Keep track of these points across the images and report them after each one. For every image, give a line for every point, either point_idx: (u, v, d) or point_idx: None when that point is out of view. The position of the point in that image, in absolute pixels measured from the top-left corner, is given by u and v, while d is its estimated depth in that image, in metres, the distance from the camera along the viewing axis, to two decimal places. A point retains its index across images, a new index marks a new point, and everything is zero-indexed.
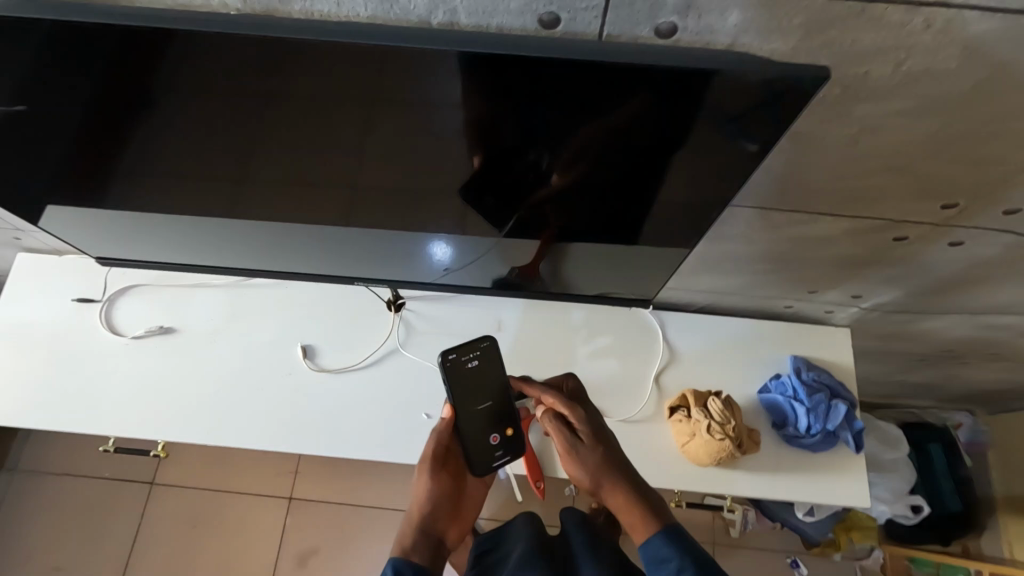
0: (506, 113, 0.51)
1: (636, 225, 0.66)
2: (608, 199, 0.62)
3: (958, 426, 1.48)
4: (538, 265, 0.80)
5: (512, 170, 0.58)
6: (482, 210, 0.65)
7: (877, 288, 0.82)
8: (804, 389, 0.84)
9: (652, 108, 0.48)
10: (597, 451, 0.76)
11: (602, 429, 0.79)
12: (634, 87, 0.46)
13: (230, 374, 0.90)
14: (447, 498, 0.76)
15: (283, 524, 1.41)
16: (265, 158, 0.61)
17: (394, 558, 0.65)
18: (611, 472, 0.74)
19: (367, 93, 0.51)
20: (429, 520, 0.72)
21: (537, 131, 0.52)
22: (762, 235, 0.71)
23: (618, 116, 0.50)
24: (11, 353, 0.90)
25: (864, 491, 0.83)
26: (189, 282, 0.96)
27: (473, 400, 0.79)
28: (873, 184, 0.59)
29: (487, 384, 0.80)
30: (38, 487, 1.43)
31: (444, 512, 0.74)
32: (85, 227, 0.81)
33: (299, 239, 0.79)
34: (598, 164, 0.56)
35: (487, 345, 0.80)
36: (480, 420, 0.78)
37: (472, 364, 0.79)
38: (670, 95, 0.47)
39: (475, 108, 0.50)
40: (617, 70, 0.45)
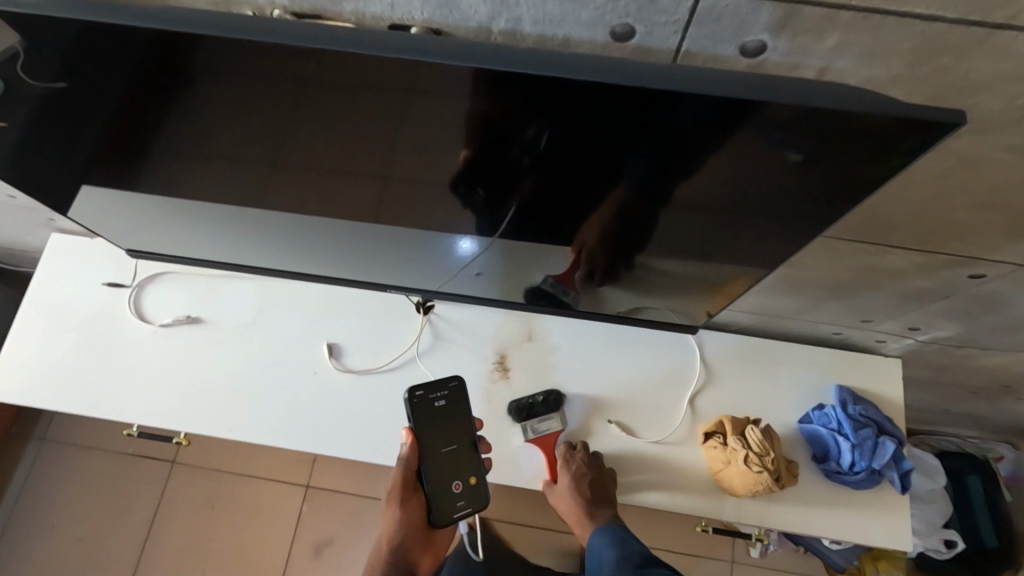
0: (526, 106, 0.45)
1: (648, 229, 0.62)
2: (641, 201, 0.57)
3: (998, 458, 1.41)
4: (573, 274, 0.76)
5: (509, 170, 0.55)
6: (471, 202, 0.62)
7: (940, 323, 0.77)
8: (849, 423, 0.80)
9: (719, 128, 0.44)
10: (571, 503, 0.79)
11: (586, 482, 0.80)
12: (674, 111, 0.43)
13: (254, 370, 0.88)
14: (415, 528, 0.77)
15: (299, 512, 1.41)
16: (304, 150, 0.59)
17: None
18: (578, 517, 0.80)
19: (405, 86, 0.46)
20: (397, 554, 0.76)
21: (539, 140, 0.50)
22: (822, 262, 0.67)
23: (645, 134, 0.46)
24: (46, 332, 0.90)
25: (905, 534, 0.79)
26: (220, 272, 0.94)
27: (438, 440, 0.75)
28: (957, 220, 0.54)
29: (450, 428, 0.76)
30: (64, 459, 1.46)
31: (411, 544, 0.77)
32: (121, 214, 0.80)
33: (331, 235, 0.77)
34: (640, 167, 0.51)
35: (457, 385, 0.77)
36: (442, 464, 0.74)
37: (440, 403, 0.76)
38: (731, 123, 0.43)
39: (484, 112, 0.48)
40: (650, 94, 0.41)
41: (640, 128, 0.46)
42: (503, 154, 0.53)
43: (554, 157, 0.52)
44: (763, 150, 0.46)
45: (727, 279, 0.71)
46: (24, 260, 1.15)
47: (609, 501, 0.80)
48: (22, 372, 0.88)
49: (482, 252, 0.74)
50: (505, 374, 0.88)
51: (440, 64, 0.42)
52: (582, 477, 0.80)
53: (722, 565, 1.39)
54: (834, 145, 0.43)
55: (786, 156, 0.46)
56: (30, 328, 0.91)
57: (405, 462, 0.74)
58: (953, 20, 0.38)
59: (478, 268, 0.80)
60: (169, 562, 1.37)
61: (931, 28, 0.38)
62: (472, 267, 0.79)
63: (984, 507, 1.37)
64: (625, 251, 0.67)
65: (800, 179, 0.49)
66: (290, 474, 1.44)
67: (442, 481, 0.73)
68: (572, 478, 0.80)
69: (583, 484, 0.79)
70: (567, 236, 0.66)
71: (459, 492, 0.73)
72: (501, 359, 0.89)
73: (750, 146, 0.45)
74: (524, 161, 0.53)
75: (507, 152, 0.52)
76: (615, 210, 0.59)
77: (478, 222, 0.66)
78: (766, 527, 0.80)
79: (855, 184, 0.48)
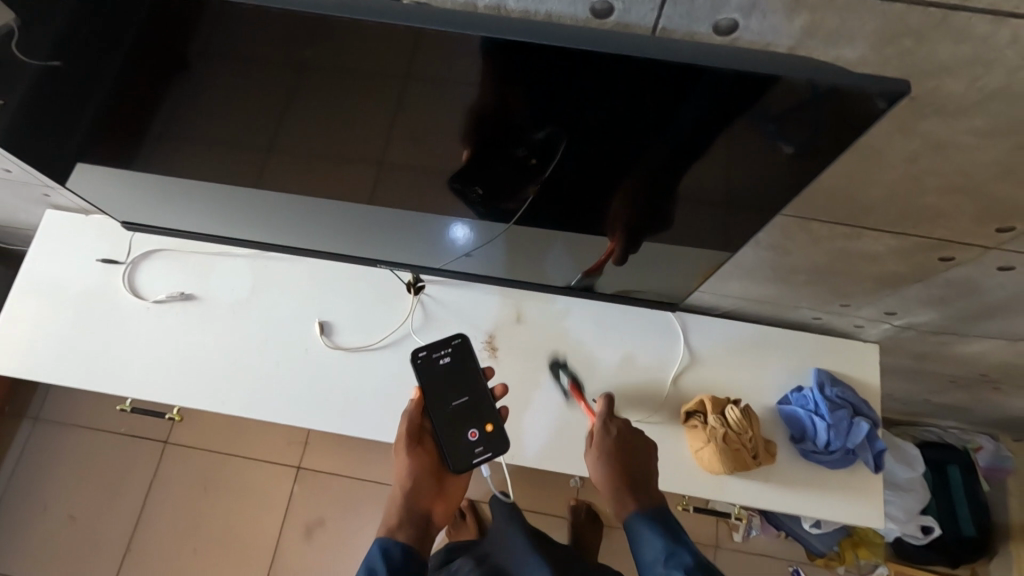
0: (521, 93, 0.47)
1: (657, 225, 0.66)
2: (640, 194, 0.60)
3: (979, 449, 1.44)
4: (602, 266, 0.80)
5: (525, 172, 0.59)
6: (467, 199, 0.66)
7: (915, 308, 0.79)
8: (826, 404, 0.82)
9: (705, 105, 0.45)
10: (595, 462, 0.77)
11: (609, 440, 0.77)
12: (681, 98, 0.45)
13: (249, 346, 0.90)
14: (429, 473, 0.73)
15: (291, 492, 1.43)
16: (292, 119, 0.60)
17: (380, 539, 0.66)
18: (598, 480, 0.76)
19: (398, 61, 0.48)
20: (410, 497, 0.70)
21: (553, 129, 0.51)
22: (798, 245, 0.69)
23: (652, 125, 0.49)
24: (41, 307, 0.92)
25: (877, 512, 0.81)
26: (214, 251, 0.95)
27: (446, 393, 0.76)
28: (925, 202, 0.56)
29: (457, 382, 0.77)
30: (57, 438, 1.47)
31: (425, 488, 0.71)
32: (115, 189, 0.81)
33: (325, 213, 0.78)
34: (637, 155, 0.53)
35: (460, 342, 0.79)
36: (454, 414, 0.75)
37: (444, 360, 0.78)
38: (719, 99, 0.44)
39: (497, 97, 0.49)
40: (666, 79, 0.43)
41: (650, 116, 0.48)
42: (507, 146, 0.55)
43: (565, 153, 0.55)
44: (761, 140, 0.48)
45: (708, 260, 0.73)
46: (20, 236, 1.15)
47: (640, 469, 0.75)
48: (18, 346, 0.89)
49: (471, 231, 0.76)
50: (494, 353, 0.90)
51: (456, 47, 0.44)
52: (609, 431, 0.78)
53: (705, 549, 1.41)
54: (830, 135, 0.46)
55: (777, 148, 0.49)
56: (25, 303, 0.92)
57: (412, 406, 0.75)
58: (912, 2, 0.39)
59: (468, 248, 0.81)
60: (162, 539, 1.39)
61: (893, 10, 0.40)
62: (464, 247, 0.81)
63: (962, 496, 1.39)
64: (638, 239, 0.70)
65: (780, 161, 0.51)
66: (281, 455, 1.46)
67: (457, 430, 0.74)
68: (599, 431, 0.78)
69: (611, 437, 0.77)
70: (561, 220, 0.68)
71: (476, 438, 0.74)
72: (489, 339, 0.91)
73: (748, 137, 0.48)
74: (531, 161, 0.56)
75: (515, 144, 0.54)
76: (628, 202, 0.62)
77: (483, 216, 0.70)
78: (743, 504, 0.82)
79: (825, 162, 0.50)
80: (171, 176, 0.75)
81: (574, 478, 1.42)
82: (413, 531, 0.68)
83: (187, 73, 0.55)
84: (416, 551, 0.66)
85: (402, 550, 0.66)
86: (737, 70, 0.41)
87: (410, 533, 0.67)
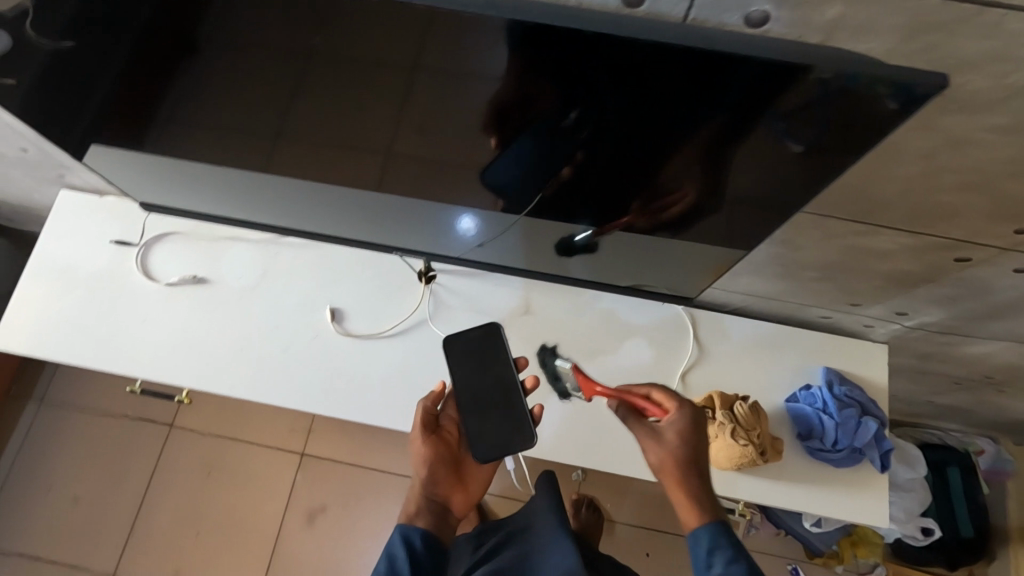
0: (553, 78, 0.47)
1: (679, 215, 0.66)
2: (667, 185, 0.60)
3: (981, 452, 1.44)
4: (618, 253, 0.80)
5: (555, 159, 0.59)
6: (492, 187, 0.66)
7: (926, 308, 0.79)
8: (834, 403, 0.82)
9: (735, 96, 0.45)
10: (684, 450, 0.64)
11: (699, 428, 0.66)
12: (698, 89, 0.45)
13: (261, 330, 0.90)
14: (449, 462, 0.73)
15: (294, 478, 1.44)
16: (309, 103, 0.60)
17: (400, 525, 0.67)
18: (682, 475, 0.63)
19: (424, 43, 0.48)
20: (429, 486, 0.70)
21: (569, 117, 0.52)
22: (813, 243, 0.69)
23: (666, 116, 0.49)
24: (53, 287, 0.92)
25: (882, 511, 0.82)
26: (226, 235, 0.96)
27: (471, 381, 0.75)
28: (944, 201, 0.56)
29: (485, 369, 0.76)
30: (64, 419, 1.48)
31: (444, 476, 0.72)
32: (132, 170, 0.82)
33: (341, 199, 0.78)
34: (666, 144, 0.54)
35: (491, 331, 0.77)
36: (480, 402, 0.74)
37: (473, 347, 0.77)
38: (752, 91, 0.44)
39: (515, 83, 0.49)
40: (686, 68, 0.44)
41: (665, 107, 0.48)
42: (537, 132, 0.55)
43: (595, 140, 0.55)
44: (769, 136, 0.49)
45: (722, 253, 0.73)
46: (31, 217, 1.16)
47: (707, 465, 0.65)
48: (30, 325, 0.90)
49: (485, 221, 0.76)
50: None
51: (480, 29, 0.44)
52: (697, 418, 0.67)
53: None
54: (836, 132, 0.47)
55: (786, 145, 0.50)
56: (38, 282, 0.92)
57: (429, 397, 0.76)
58: None
59: (482, 236, 0.82)
60: (166, 522, 1.40)
61: (925, 4, 0.40)
62: (479, 235, 0.82)
63: (961, 497, 1.40)
64: (676, 221, 0.67)
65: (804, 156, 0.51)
66: (285, 442, 1.47)
67: (476, 419, 0.73)
68: (685, 414, 0.66)
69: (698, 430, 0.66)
70: (572, 208, 0.68)
71: (495, 428, 0.73)
72: None
73: (757, 132, 0.49)
74: (561, 147, 0.56)
75: (544, 131, 0.54)
76: (659, 180, 0.60)
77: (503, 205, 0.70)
78: (748, 500, 0.82)
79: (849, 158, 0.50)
80: (187, 159, 0.75)
81: (574, 472, 1.46)
82: (432, 518, 0.68)
83: (209, 53, 0.55)
84: (434, 537, 0.67)
85: (423, 540, 0.65)
86: (759, 59, 0.41)
87: (429, 521, 0.68)
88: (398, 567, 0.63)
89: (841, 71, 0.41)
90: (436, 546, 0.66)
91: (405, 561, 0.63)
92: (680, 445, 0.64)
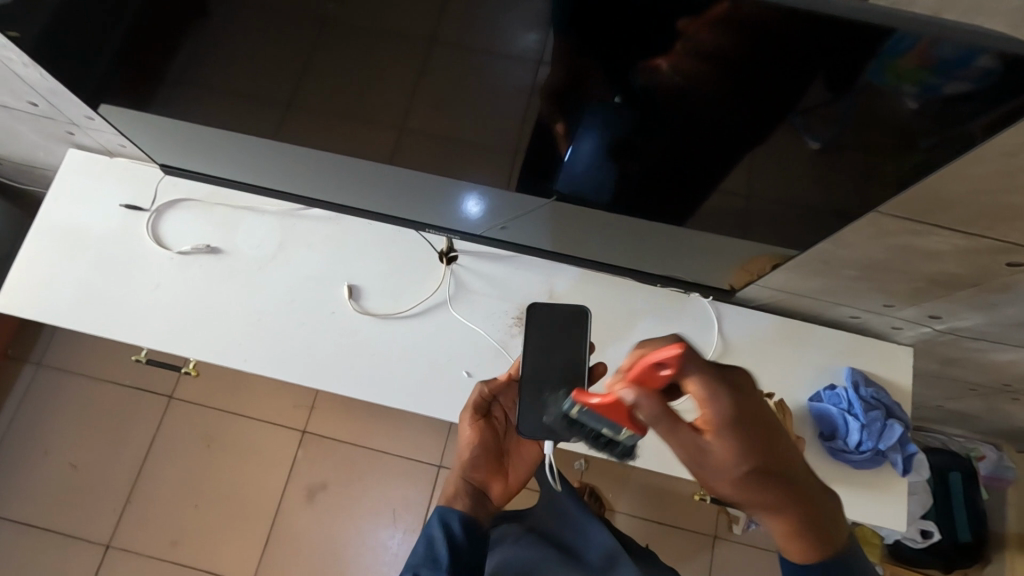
0: (600, 47, 0.47)
1: (717, 203, 0.64)
2: (685, 169, 0.60)
3: (981, 458, 1.43)
4: (651, 242, 0.78)
5: (579, 140, 0.59)
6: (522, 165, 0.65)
7: (963, 312, 0.77)
8: (860, 404, 0.80)
9: (778, 74, 0.46)
10: (752, 473, 0.50)
11: (751, 437, 0.51)
12: (725, 83, 0.48)
13: (277, 303, 0.88)
14: (488, 450, 0.80)
15: (294, 455, 1.42)
16: (350, 63, 0.57)
17: (440, 505, 0.75)
18: (764, 505, 0.51)
19: None
20: (468, 470, 0.79)
21: (605, 103, 0.53)
22: (858, 239, 0.67)
23: (692, 108, 0.51)
24: (60, 249, 0.89)
25: (900, 514, 0.81)
26: (242, 204, 0.93)
27: (540, 357, 0.71)
28: (1010, 202, 0.54)
29: (560, 346, 0.71)
30: (61, 385, 1.45)
31: (483, 463, 0.80)
32: (151, 131, 0.79)
33: (367, 174, 0.76)
34: (694, 128, 0.54)
35: (573, 313, 0.73)
36: (544, 377, 0.69)
37: (554, 324, 0.73)
38: (796, 69, 0.45)
39: (574, 55, 0.49)
40: (724, 57, 0.45)
41: (692, 99, 0.50)
42: (567, 109, 0.55)
43: (624, 120, 0.55)
44: (786, 130, 0.51)
45: (761, 244, 0.71)
46: (35, 176, 1.12)
47: (785, 466, 0.51)
48: (38, 287, 0.87)
49: (514, 203, 0.74)
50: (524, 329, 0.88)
51: None
52: (740, 412, 0.50)
53: (704, 541, 1.42)
54: (853, 132, 0.49)
55: (803, 143, 0.52)
56: (44, 244, 0.89)
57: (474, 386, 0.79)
58: None
59: (509, 218, 0.80)
60: (164, 492, 1.38)
61: None
62: (505, 217, 0.79)
63: (960, 502, 1.40)
64: (765, 101, 0.49)
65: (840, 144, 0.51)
66: (285, 418, 1.45)
67: (530, 395, 0.68)
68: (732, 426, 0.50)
69: (751, 431, 0.50)
70: (597, 193, 0.68)
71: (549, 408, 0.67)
72: (521, 314, 0.89)
73: (775, 127, 0.51)
74: (589, 126, 0.56)
75: (577, 107, 0.54)
76: (711, 154, 0.57)
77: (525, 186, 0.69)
78: None
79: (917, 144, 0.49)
80: (210, 121, 0.72)
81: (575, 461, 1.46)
82: (468, 501, 0.76)
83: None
84: (470, 520, 0.74)
85: (459, 522, 0.73)
86: (793, 46, 0.43)
87: (466, 504, 0.76)
88: (436, 545, 0.70)
89: (893, 57, 0.41)
90: (471, 528, 0.73)
91: (442, 541, 0.70)
92: (744, 465, 0.50)
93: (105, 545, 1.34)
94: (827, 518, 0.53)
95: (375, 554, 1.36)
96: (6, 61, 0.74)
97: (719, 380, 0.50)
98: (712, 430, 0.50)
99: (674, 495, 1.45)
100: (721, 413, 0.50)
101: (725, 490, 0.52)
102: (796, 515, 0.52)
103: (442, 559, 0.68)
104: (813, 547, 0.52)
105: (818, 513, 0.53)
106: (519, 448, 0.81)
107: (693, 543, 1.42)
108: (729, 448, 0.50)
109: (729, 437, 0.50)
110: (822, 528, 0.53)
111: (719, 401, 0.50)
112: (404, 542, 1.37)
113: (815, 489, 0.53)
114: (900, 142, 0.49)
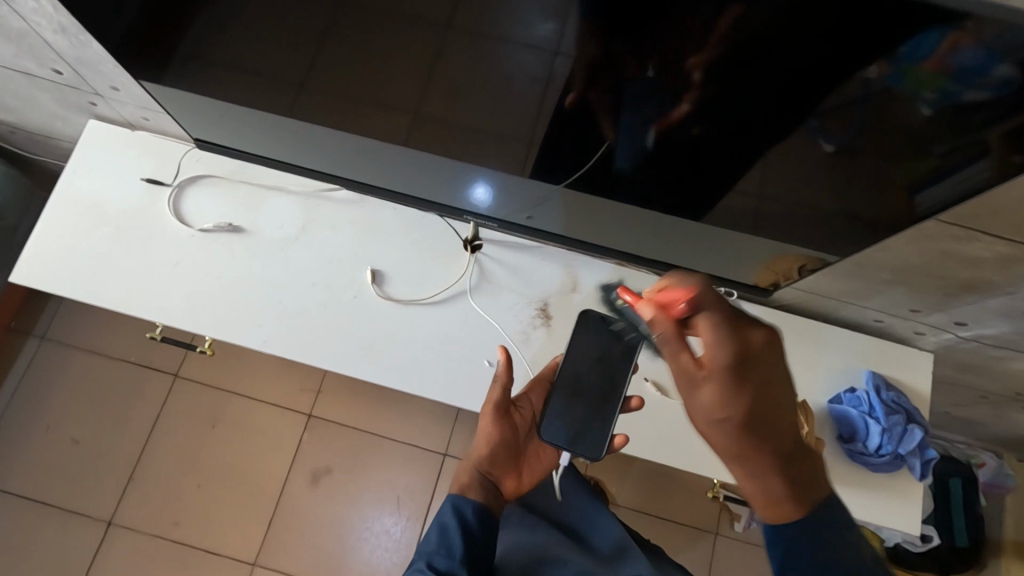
0: (621, 43, 0.48)
1: (750, 203, 0.64)
2: (705, 169, 0.61)
3: (981, 465, 1.44)
4: (679, 241, 0.78)
5: (592, 135, 0.59)
6: (541, 157, 0.65)
7: (990, 319, 0.77)
8: (881, 407, 0.81)
9: (816, 73, 0.46)
10: (738, 418, 0.51)
11: (744, 380, 0.51)
12: (761, 88, 0.49)
13: (297, 286, 0.87)
14: (507, 448, 0.80)
15: (300, 437, 1.41)
16: (392, 45, 0.56)
17: (453, 495, 0.75)
18: (746, 451, 0.51)
19: None
20: (483, 464, 0.79)
21: (625, 97, 0.53)
22: (895, 240, 0.67)
23: (726, 106, 0.52)
24: (79, 222, 0.87)
25: (916, 518, 0.81)
26: (264, 183, 0.91)
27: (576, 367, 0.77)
28: None
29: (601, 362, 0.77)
30: (66, 359, 1.43)
31: (500, 458, 0.79)
32: (173, 104, 0.77)
33: (392, 159, 0.75)
34: (721, 127, 0.54)
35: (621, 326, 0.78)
36: (575, 382, 0.76)
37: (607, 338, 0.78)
38: (832, 71, 0.46)
39: (615, 44, 0.48)
40: (752, 57, 0.46)
41: (719, 97, 0.51)
42: (579, 102, 0.55)
43: (636, 117, 0.55)
44: (803, 134, 0.52)
45: (794, 248, 0.71)
46: (48, 145, 1.10)
47: (776, 422, 0.51)
48: (54, 259, 0.85)
49: (547, 194, 0.73)
50: (547, 321, 0.87)
51: None
52: (739, 353, 0.52)
53: (705, 536, 1.42)
54: (864, 134, 0.51)
55: (819, 145, 0.53)
56: (64, 216, 0.87)
57: (502, 380, 0.77)
58: None
59: (536, 211, 0.79)
60: (167, 469, 1.38)
61: None
62: (532, 210, 0.79)
63: (961, 509, 1.41)
64: (784, 104, 0.50)
65: (848, 147, 0.53)
66: (291, 400, 1.44)
67: (560, 399, 0.75)
68: (728, 363, 0.52)
69: (747, 373, 0.51)
70: (620, 191, 0.68)
71: (572, 416, 0.75)
72: (544, 307, 0.88)
73: (793, 133, 0.53)
74: (600, 120, 0.57)
75: (588, 101, 0.55)
76: (742, 153, 0.57)
77: (540, 177, 0.69)
78: None
79: (940, 143, 0.50)
80: (240, 98, 0.71)
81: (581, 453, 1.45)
82: (482, 493, 0.76)
83: None
84: (484, 509, 0.74)
85: (473, 511, 0.73)
86: (835, 46, 0.44)
87: (480, 495, 0.75)
88: (449, 533, 0.70)
89: (914, 60, 0.43)
90: (485, 518, 0.73)
91: (456, 530, 0.71)
92: (725, 408, 0.51)
93: (106, 522, 1.33)
94: (808, 481, 0.51)
95: (378, 540, 1.36)
96: (34, 27, 0.73)
97: (721, 321, 0.53)
98: (708, 367, 0.52)
99: (678, 491, 1.45)
100: (721, 351, 0.52)
101: (707, 427, 0.53)
102: (776, 475, 0.51)
103: (456, 550, 0.69)
104: (792, 510, 0.50)
105: (803, 473, 0.51)
106: (539, 453, 0.82)
107: (695, 538, 1.42)
108: (719, 393, 0.51)
109: (722, 378, 0.51)
110: (803, 489, 0.51)
111: (719, 340, 0.53)
112: (407, 529, 1.37)
113: (797, 444, 0.52)
114: (913, 150, 0.51)
